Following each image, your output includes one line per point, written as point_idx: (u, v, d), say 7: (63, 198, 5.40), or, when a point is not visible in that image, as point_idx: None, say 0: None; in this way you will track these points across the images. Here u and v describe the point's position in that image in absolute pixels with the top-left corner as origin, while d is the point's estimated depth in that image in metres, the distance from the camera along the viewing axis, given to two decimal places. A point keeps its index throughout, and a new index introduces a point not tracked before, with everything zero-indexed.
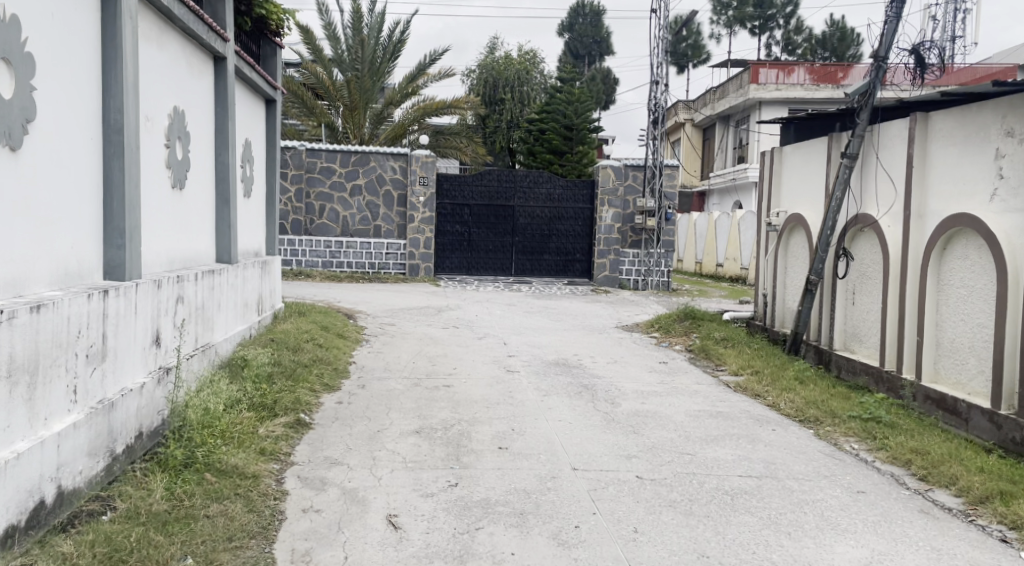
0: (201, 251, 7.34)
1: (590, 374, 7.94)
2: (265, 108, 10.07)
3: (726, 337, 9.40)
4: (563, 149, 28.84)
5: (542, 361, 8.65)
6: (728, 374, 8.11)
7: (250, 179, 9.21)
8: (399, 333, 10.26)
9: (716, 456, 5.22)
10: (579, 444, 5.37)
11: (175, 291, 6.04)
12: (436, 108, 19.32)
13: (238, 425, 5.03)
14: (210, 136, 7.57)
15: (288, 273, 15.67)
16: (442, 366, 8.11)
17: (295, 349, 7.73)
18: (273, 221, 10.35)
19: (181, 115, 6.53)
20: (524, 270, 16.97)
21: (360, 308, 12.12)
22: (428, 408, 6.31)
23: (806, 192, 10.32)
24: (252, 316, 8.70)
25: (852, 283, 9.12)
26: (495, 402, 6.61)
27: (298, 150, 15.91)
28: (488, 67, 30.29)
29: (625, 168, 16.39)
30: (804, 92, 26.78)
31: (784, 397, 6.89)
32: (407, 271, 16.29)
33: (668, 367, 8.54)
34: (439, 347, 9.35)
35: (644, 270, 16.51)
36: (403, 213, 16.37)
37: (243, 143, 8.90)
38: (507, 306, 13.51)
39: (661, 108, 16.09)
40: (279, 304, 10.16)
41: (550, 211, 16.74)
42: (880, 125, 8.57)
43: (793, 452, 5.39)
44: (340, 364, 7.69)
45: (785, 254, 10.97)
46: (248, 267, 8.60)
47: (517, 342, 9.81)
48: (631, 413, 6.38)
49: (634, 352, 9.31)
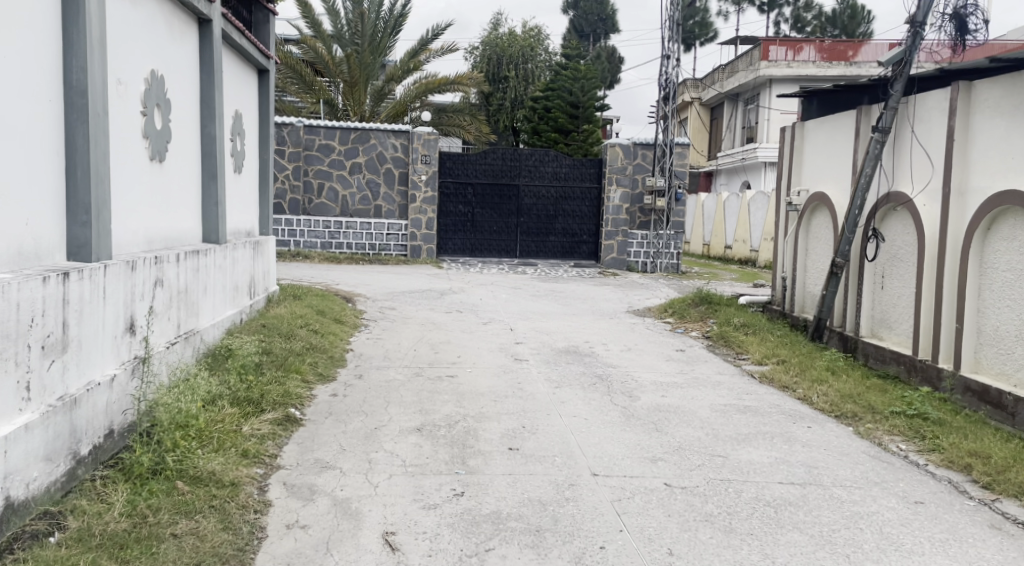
0: (184, 230, 6.80)
1: (604, 363, 7.41)
2: (258, 79, 9.50)
3: (746, 323, 8.85)
4: (568, 129, 28.18)
5: (551, 348, 8.11)
6: (750, 363, 7.57)
7: (241, 154, 8.66)
8: (400, 318, 9.73)
9: (751, 460, 4.68)
10: (599, 445, 4.84)
11: (152, 273, 5.51)
12: (439, 84, 18.67)
13: (219, 423, 4.51)
14: (195, 105, 7.02)
15: (286, 254, 15.13)
16: (445, 354, 7.57)
17: (287, 336, 7.20)
18: (268, 200, 9.81)
19: (159, 80, 5.97)
20: (529, 252, 16.43)
21: (358, 291, 11.57)
22: (430, 402, 5.78)
23: (832, 169, 9.76)
24: (243, 301, 8.18)
25: (881, 266, 8.58)
26: (504, 395, 6.08)
27: (296, 126, 15.28)
28: (492, 44, 29.59)
29: (634, 147, 15.77)
30: (816, 70, 26.07)
31: (816, 389, 6.35)
32: (408, 252, 15.78)
33: (686, 355, 8.00)
34: (441, 333, 8.81)
35: (653, 252, 15.96)
36: (403, 192, 15.75)
37: (233, 115, 8.34)
38: (513, 290, 12.95)
39: (672, 83, 15.47)
40: (273, 287, 9.62)
41: (556, 191, 16.16)
42: (915, 97, 8.02)
43: (835, 453, 4.85)
44: (335, 352, 7.15)
45: (806, 236, 10.43)
46: (238, 247, 8.05)
47: (524, 328, 9.27)
48: (652, 407, 5.85)
49: (649, 339, 8.77)
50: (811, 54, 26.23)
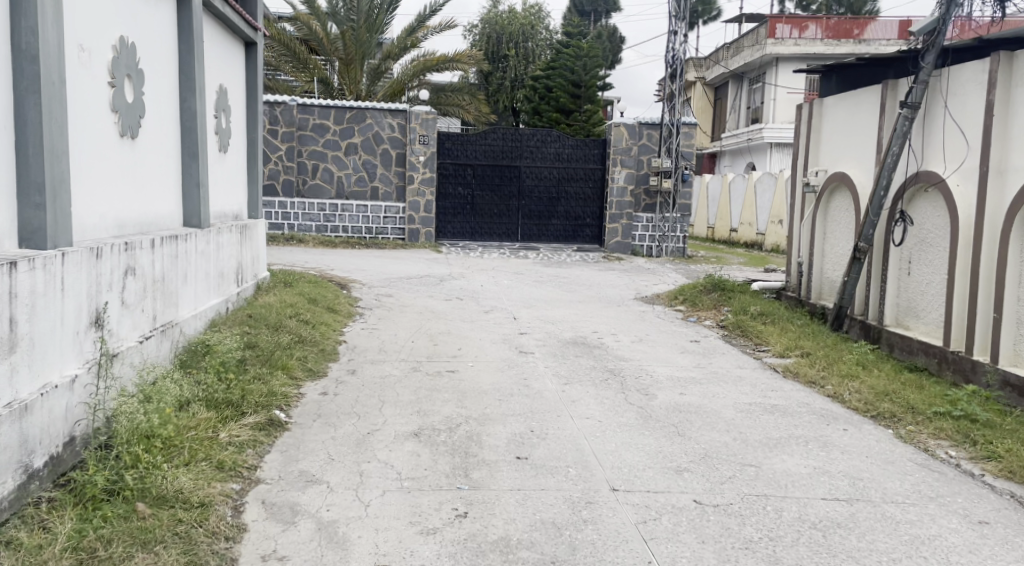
0: (162, 213, 6.29)
1: (615, 357, 6.90)
2: (245, 51, 8.96)
3: (763, 312, 8.36)
4: (569, 108, 27.59)
5: (558, 340, 7.61)
6: (771, 356, 7.07)
7: (227, 131, 8.15)
8: (397, 307, 9.22)
9: (788, 470, 4.19)
10: (616, 452, 4.35)
11: (122, 261, 5.00)
12: (437, 63, 18.07)
13: (192, 432, 4.01)
14: (172, 77, 6.49)
15: (279, 237, 14.59)
16: (444, 347, 7.07)
17: (275, 328, 6.70)
18: (257, 181, 9.29)
19: (130, 49, 5.46)
20: (530, 236, 15.94)
21: (353, 277, 11.06)
22: (429, 402, 5.29)
23: (854, 148, 9.27)
24: (229, 289, 7.67)
25: (908, 251, 8.08)
26: (508, 393, 5.58)
27: (289, 105, 14.66)
28: (491, 21, 29.02)
29: (639, 127, 15.24)
30: (824, 48, 25.47)
31: (847, 386, 5.85)
32: (406, 236, 15.26)
33: (702, 346, 7.50)
34: (440, 323, 8.30)
35: (659, 236, 15.44)
36: (401, 173, 15.20)
37: (217, 89, 7.82)
38: (515, 275, 12.44)
39: (679, 61, 14.93)
40: (263, 273, 9.12)
41: (558, 172, 15.62)
42: (949, 69, 7.54)
43: (878, 462, 4.36)
44: (327, 346, 6.65)
45: (824, 219, 9.94)
46: (223, 232, 7.52)
47: (528, 317, 8.78)
48: (671, 407, 5.35)
49: (661, 329, 8.26)
50: (814, 31, 25.55)
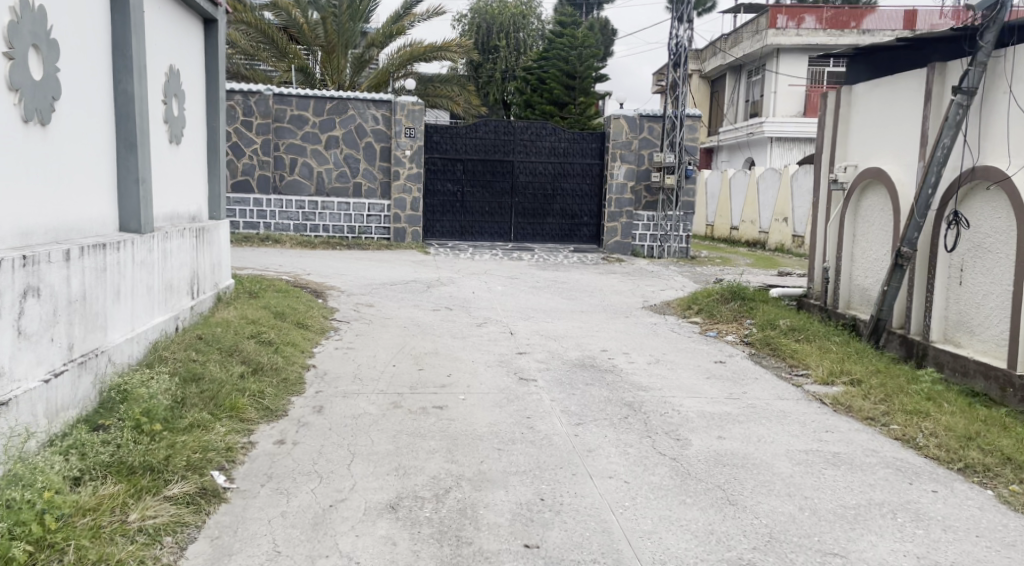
0: (89, 217, 5.27)
1: (634, 385, 5.87)
2: (204, 30, 7.97)
3: (794, 327, 7.33)
4: (563, 100, 26.47)
5: (562, 362, 6.57)
6: (812, 382, 6.02)
7: (181, 120, 7.13)
8: (379, 319, 8.17)
9: (886, 564, 3.19)
10: (656, 536, 3.35)
11: (20, 281, 3.93)
12: (424, 51, 16.95)
13: (83, 520, 3.01)
14: (101, 53, 5.47)
15: (254, 237, 13.47)
16: (432, 372, 6.03)
17: (230, 353, 5.63)
18: (219, 176, 8.26)
19: (39, 15, 4.48)
20: (524, 236, 14.86)
21: (331, 283, 9.99)
22: (410, 454, 4.23)
23: (891, 140, 8.29)
24: (181, 302, 6.62)
25: (960, 258, 7.07)
26: (511, 438, 4.54)
27: (265, 95, 13.59)
28: (481, 11, 28.29)
29: (640, 118, 14.22)
30: (826, 39, 24.49)
31: (919, 425, 4.83)
32: (392, 236, 14.17)
33: (730, 369, 6.47)
34: (427, 340, 7.26)
35: (661, 236, 14.44)
36: (386, 169, 14.08)
37: (166, 71, 6.83)
38: (510, 280, 11.41)
39: (684, 49, 13.90)
40: (226, 281, 8.06)
41: (554, 168, 14.58)
42: (1013, 49, 6.60)
43: (995, 546, 3.38)
44: (290, 374, 5.60)
45: (855, 219, 8.95)
46: (173, 237, 6.47)
47: (527, 333, 7.74)
48: (712, 459, 4.30)
49: (679, 348, 7.24)
50: (811, 22, 24.63)
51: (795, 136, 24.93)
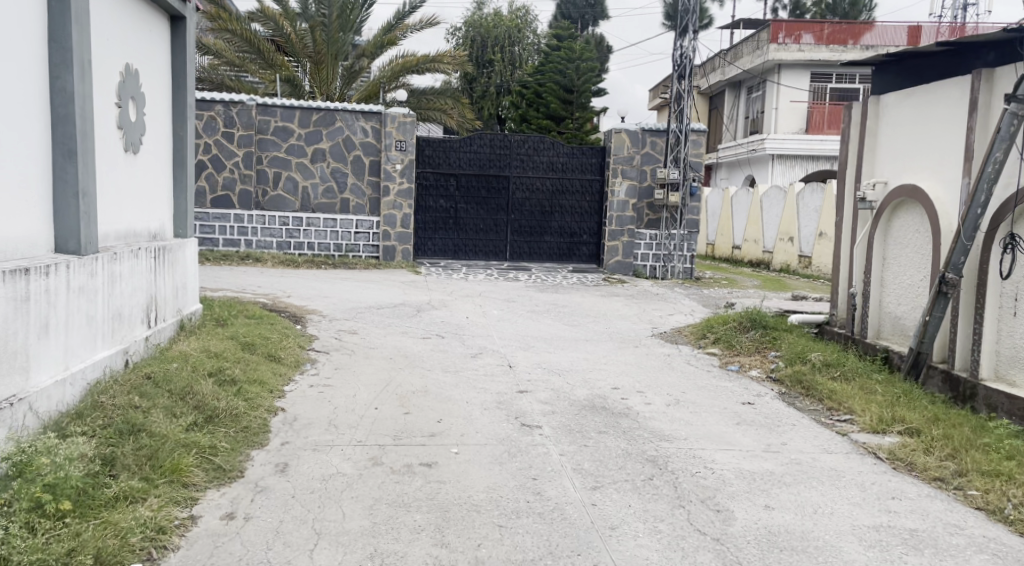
0: (6, 235, 4.45)
1: (654, 434, 5.05)
2: (171, 28, 7.18)
3: (827, 362, 6.55)
4: (561, 115, 25.77)
5: (568, 403, 5.75)
6: (859, 431, 5.20)
7: (139, 126, 6.34)
8: (363, 349, 7.35)
9: None
10: None
11: None
12: (417, 63, 16.17)
13: None
14: (31, 43, 4.68)
15: (233, 256, 12.62)
16: (420, 418, 5.20)
17: (182, 398, 4.81)
18: (187, 190, 7.46)
19: None
20: (521, 254, 14.06)
21: (312, 307, 9.16)
22: (389, 535, 3.41)
23: (926, 155, 7.55)
24: (134, 333, 5.80)
25: (1014, 287, 6.28)
26: (514, 510, 3.72)
27: (247, 105, 12.79)
28: (476, 25, 27.73)
29: (642, 133, 13.47)
30: (830, 54, 23.79)
31: (1008, 493, 4.00)
32: (381, 255, 13.34)
33: (761, 413, 5.65)
34: (415, 375, 6.43)
35: (664, 255, 13.65)
36: (375, 183, 13.27)
37: (121, 70, 6.03)
38: (507, 303, 10.62)
39: (688, 61, 13.22)
40: (192, 306, 7.26)
41: (551, 184, 13.80)
42: None
43: None
44: (252, 422, 4.77)
45: (885, 240, 8.17)
46: (124, 259, 5.66)
47: (528, 366, 6.93)
48: (763, 538, 3.50)
49: (700, 385, 6.43)
50: (808, 40, 23.88)
51: (797, 153, 24.16)
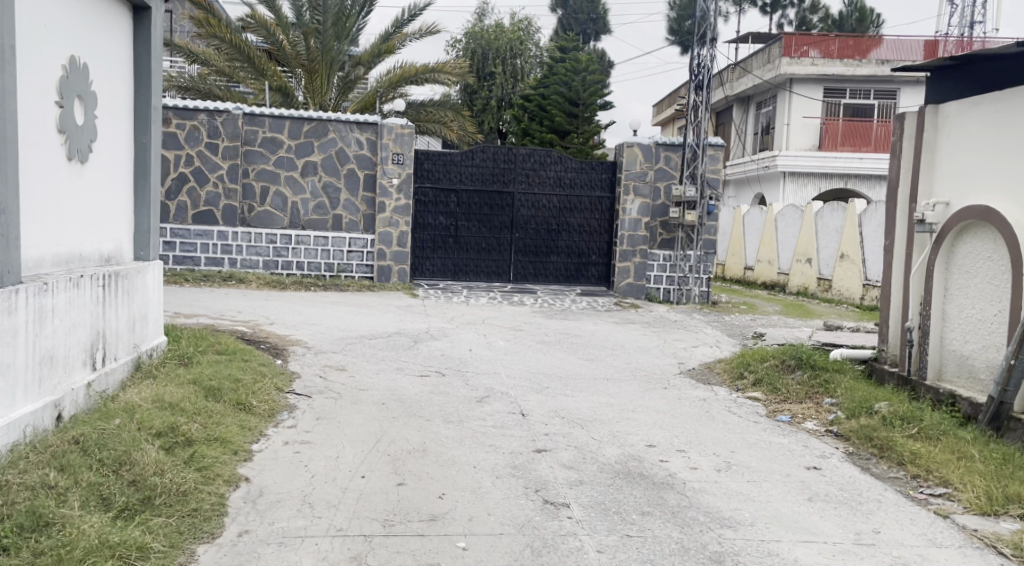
0: None
1: (712, 517, 4.02)
2: (135, 21, 6.21)
3: (900, 416, 5.52)
4: (565, 128, 24.85)
5: (597, 468, 4.71)
6: (969, 515, 4.15)
7: (87, 131, 5.34)
8: (351, 391, 6.32)
9: None
10: None
11: None
12: (416, 72, 15.21)
13: None
14: None
15: (214, 276, 11.58)
16: (419, 492, 4.18)
17: (116, 471, 3.78)
18: (150, 206, 6.43)
19: None
20: (525, 276, 13.03)
21: (296, 338, 8.12)
22: None
23: (1000, 172, 6.55)
24: (73, 379, 4.81)
25: None
26: None
27: (233, 114, 11.81)
28: (477, 37, 26.92)
29: (656, 148, 12.51)
30: (844, 69, 22.90)
31: None
32: (376, 276, 12.31)
33: (836, 483, 4.63)
34: (412, 427, 5.40)
35: (679, 278, 12.63)
36: (370, 200, 12.26)
37: (65, 63, 5.05)
38: (513, 331, 9.60)
39: (706, 70, 12.33)
40: (152, 342, 6.23)
41: (559, 201, 12.82)
42: None
43: None
44: (203, 503, 3.75)
45: (946, 269, 7.14)
46: (60, 290, 4.65)
47: (544, 415, 5.89)
48: None
49: (752, 442, 5.41)
50: (815, 54, 22.90)
51: (810, 171, 23.13)
